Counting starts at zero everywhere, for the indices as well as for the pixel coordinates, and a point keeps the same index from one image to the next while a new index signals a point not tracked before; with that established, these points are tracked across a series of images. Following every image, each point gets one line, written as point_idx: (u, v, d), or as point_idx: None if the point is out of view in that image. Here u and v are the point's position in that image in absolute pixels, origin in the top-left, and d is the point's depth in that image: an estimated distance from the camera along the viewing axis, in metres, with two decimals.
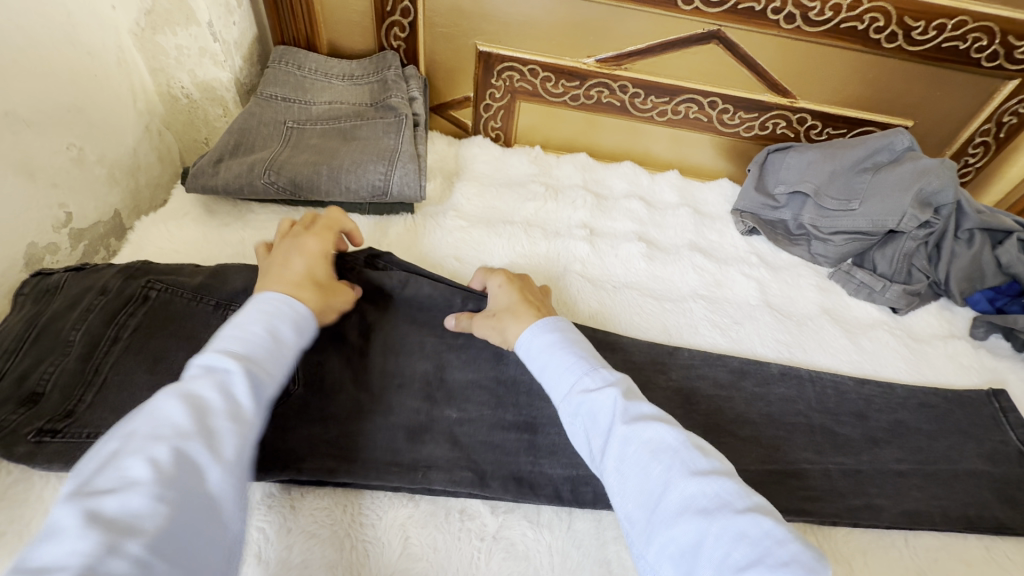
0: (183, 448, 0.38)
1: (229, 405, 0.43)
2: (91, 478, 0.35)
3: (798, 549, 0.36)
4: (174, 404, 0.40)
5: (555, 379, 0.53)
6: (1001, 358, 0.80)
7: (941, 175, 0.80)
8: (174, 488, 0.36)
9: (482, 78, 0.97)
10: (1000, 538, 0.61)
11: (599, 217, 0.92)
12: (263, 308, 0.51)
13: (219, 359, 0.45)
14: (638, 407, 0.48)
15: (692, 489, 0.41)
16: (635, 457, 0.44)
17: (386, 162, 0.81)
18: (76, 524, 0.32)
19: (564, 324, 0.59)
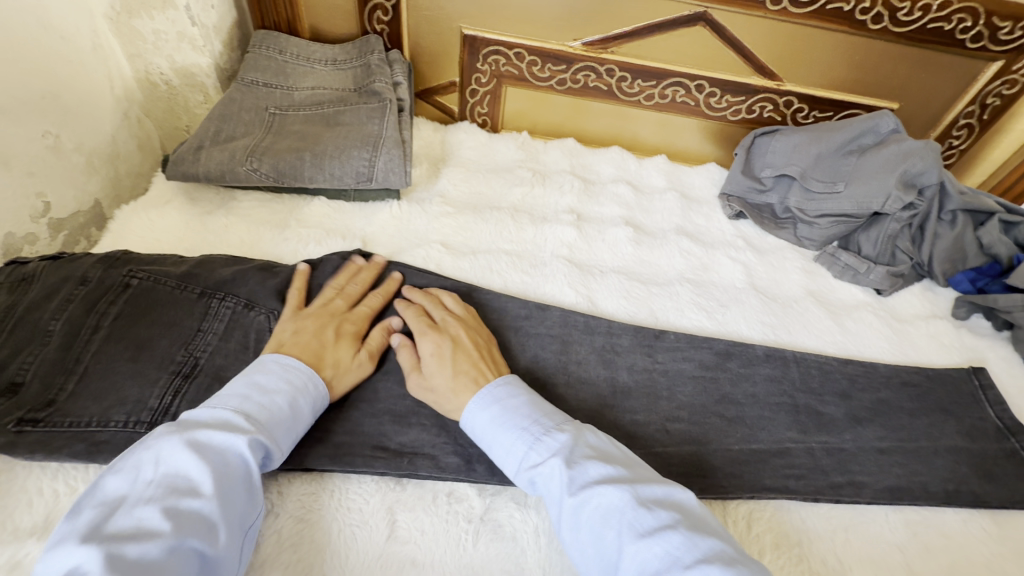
0: (196, 505, 0.41)
1: (241, 465, 0.45)
2: (111, 521, 0.39)
3: None
4: (194, 451, 0.44)
5: (504, 453, 0.52)
6: (983, 337, 0.81)
7: (924, 156, 0.80)
8: (186, 545, 0.39)
9: (468, 62, 0.96)
10: (979, 513, 0.62)
11: (586, 202, 0.91)
12: (291, 378, 0.53)
13: (240, 416, 0.48)
14: (583, 470, 0.48)
15: (644, 553, 0.41)
16: (591, 527, 0.45)
17: (370, 147, 0.80)
18: (97, 570, 0.35)
19: (496, 388, 0.56)
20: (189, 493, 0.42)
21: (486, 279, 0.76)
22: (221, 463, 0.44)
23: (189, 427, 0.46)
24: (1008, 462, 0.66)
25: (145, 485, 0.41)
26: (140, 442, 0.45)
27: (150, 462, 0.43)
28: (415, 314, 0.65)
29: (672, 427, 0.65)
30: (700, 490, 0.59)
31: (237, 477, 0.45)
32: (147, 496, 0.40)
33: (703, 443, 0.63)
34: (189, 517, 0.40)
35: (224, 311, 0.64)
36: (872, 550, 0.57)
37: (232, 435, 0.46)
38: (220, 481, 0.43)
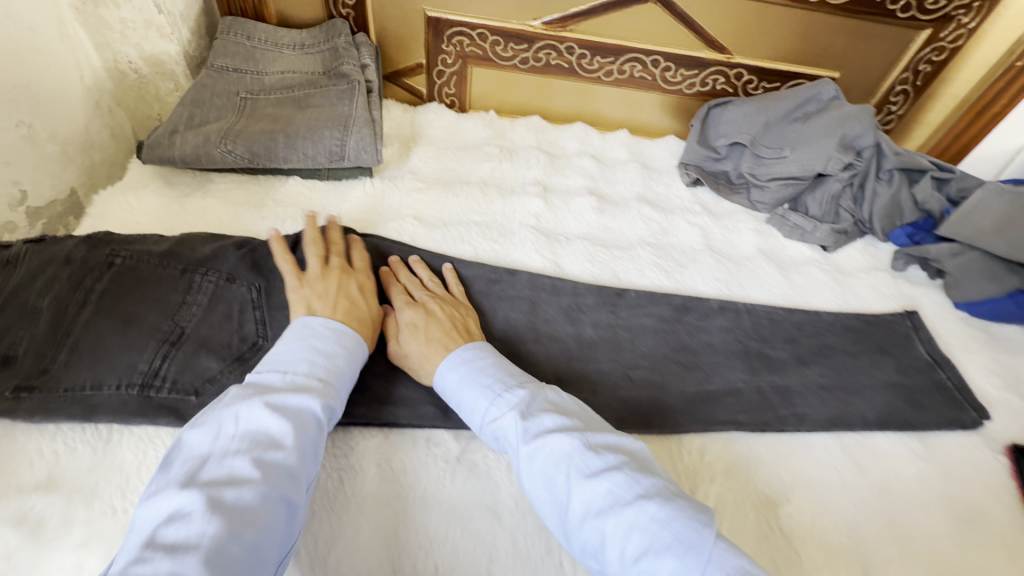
0: (280, 456, 0.45)
1: (314, 423, 0.49)
2: (204, 470, 0.42)
3: (681, 526, 0.41)
4: (271, 410, 0.47)
5: (469, 410, 0.56)
6: (917, 285, 0.88)
7: (861, 120, 0.87)
8: (276, 491, 0.43)
9: (433, 44, 0.99)
10: (908, 437, 0.69)
11: (552, 175, 0.96)
12: (344, 342, 0.58)
13: (307, 378, 0.52)
14: (537, 421, 0.51)
15: (589, 493, 0.44)
16: (543, 474, 0.48)
17: (341, 127, 0.83)
18: (201, 510, 0.39)
19: (465, 351, 0.60)
20: (271, 446, 0.45)
21: (458, 248, 0.81)
22: (297, 420, 0.48)
23: (265, 389, 0.50)
24: (935, 392, 0.73)
25: (228, 439, 0.45)
26: (217, 401, 0.48)
27: (231, 419, 0.46)
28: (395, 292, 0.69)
29: (634, 373, 0.70)
30: (658, 427, 0.65)
31: (311, 433, 0.48)
32: (233, 448, 0.44)
33: (662, 387, 0.69)
34: (274, 467, 0.44)
35: (206, 285, 0.67)
36: (812, 472, 0.64)
37: (304, 396, 0.50)
38: (299, 435, 0.47)
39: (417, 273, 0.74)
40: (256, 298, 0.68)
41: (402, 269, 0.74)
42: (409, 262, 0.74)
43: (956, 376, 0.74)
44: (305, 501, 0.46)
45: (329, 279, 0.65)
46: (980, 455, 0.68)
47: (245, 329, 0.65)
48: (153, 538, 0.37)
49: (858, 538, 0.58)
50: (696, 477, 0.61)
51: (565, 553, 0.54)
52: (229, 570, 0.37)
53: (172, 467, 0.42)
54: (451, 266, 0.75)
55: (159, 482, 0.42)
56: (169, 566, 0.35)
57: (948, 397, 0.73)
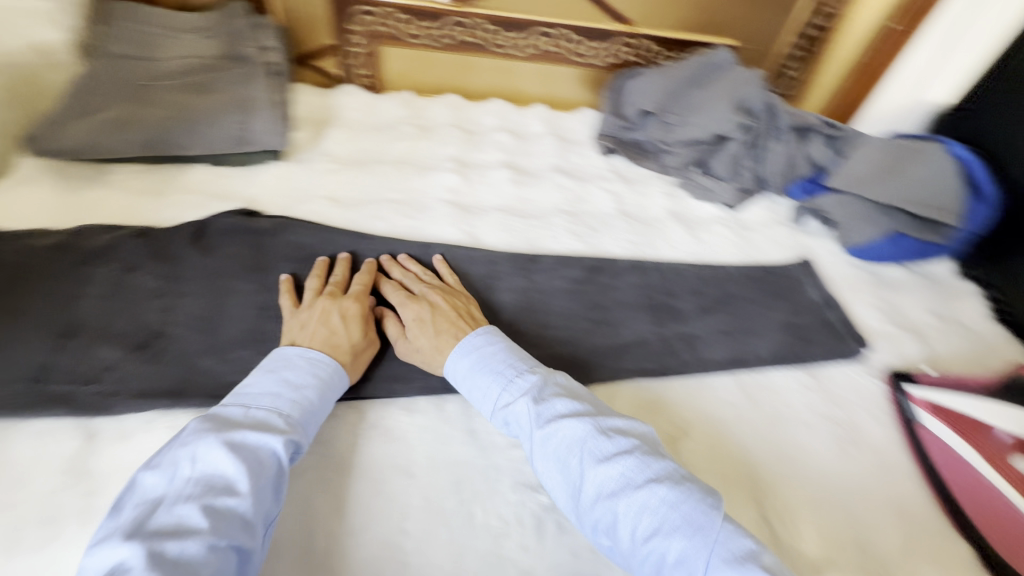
0: (232, 502, 0.44)
1: (273, 464, 0.49)
2: (153, 518, 0.42)
3: (689, 507, 0.45)
4: (226, 451, 0.47)
5: (479, 396, 0.58)
6: (813, 236, 0.95)
7: (751, 84, 0.93)
8: (225, 540, 0.42)
9: (339, 24, 0.98)
10: (799, 370, 0.75)
11: (469, 150, 0.97)
12: (318, 372, 0.58)
13: (271, 417, 0.52)
14: (550, 406, 0.54)
15: (603, 476, 0.48)
16: (557, 456, 0.51)
17: (242, 112, 0.82)
18: (143, 562, 0.39)
19: (474, 338, 0.62)
20: (225, 491, 0.45)
21: (372, 225, 0.81)
22: (255, 461, 0.47)
23: (226, 427, 0.49)
24: (823, 329, 0.80)
25: (182, 482, 0.45)
26: (177, 439, 0.48)
27: (187, 461, 0.46)
28: (393, 289, 0.70)
29: (546, 333, 0.74)
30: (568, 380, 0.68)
31: (270, 475, 0.48)
32: (185, 493, 0.44)
33: (573, 342, 0.73)
34: (226, 514, 0.44)
35: (106, 277, 0.66)
36: (711, 410, 0.69)
37: (264, 435, 0.49)
38: (254, 479, 0.46)
39: (409, 268, 0.75)
40: (158, 286, 0.67)
41: (394, 265, 0.74)
42: (399, 259, 0.75)
43: (840, 314, 0.82)
44: (259, 548, 0.46)
45: (316, 308, 0.65)
46: (860, 381, 0.75)
47: (147, 318, 0.64)
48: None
49: (749, 460, 0.65)
50: None
51: (476, 502, 0.57)
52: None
53: (122, 512, 0.43)
54: (441, 258, 0.76)
55: (109, 526, 0.42)
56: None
57: (833, 332, 0.80)
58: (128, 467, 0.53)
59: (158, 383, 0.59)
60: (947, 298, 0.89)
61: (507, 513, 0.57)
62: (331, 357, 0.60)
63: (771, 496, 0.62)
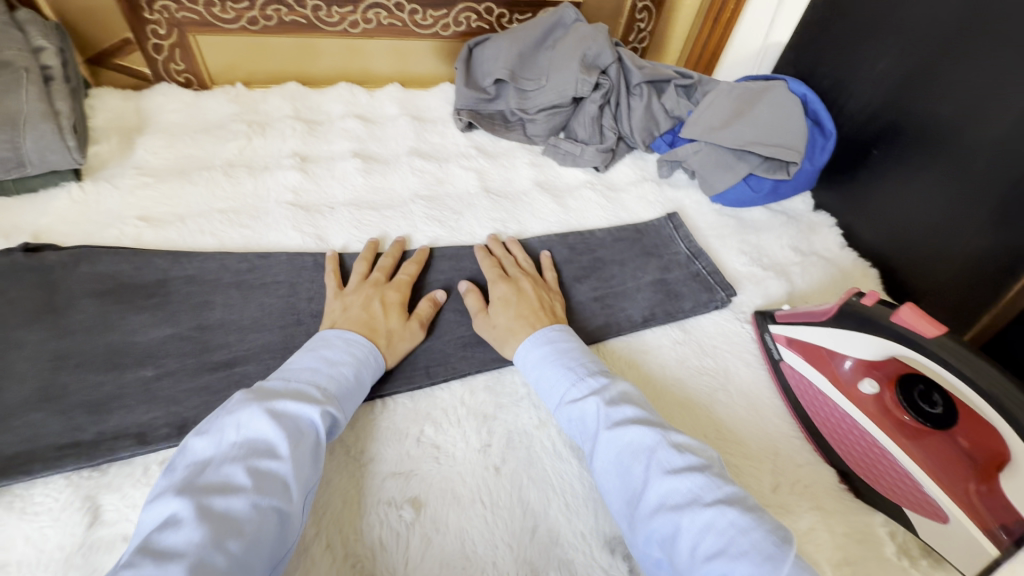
0: (276, 465, 0.43)
1: (312, 433, 0.47)
2: (202, 476, 0.41)
3: (760, 536, 0.40)
4: (267, 414, 0.45)
5: (548, 389, 0.57)
6: (680, 188, 0.96)
7: (596, 39, 0.90)
8: (270, 500, 0.41)
9: (131, 14, 0.84)
10: (670, 326, 0.75)
11: (313, 143, 0.88)
12: (353, 352, 0.56)
13: (312, 389, 0.50)
14: (622, 411, 0.51)
15: (670, 488, 0.45)
16: (618, 460, 0.48)
17: (8, 130, 0.68)
18: (191, 517, 0.37)
19: (553, 330, 0.62)
20: (268, 454, 0.43)
21: (197, 242, 0.72)
22: (296, 428, 0.46)
23: (267, 395, 0.48)
24: (693, 281, 0.80)
25: (229, 445, 0.43)
26: (224, 405, 0.46)
27: (232, 424, 0.44)
28: (491, 265, 0.72)
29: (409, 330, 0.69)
30: (432, 378, 0.64)
31: (310, 443, 0.46)
32: (232, 455, 0.42)
33: (437, 336, 0.68)
34: (269, 476, 0.42)
35: None
36: None
37: (302, 401, 0.48)
38: (297, 445, 0.44)
39: (513, 253, 0.76)
40: None
41: (500, 246, 0.77)
42: (509, 241, 0.77)
43: (709, 263, 0.82)
44: (301, 514, 0.44)
45: (360, 294, 0.65)
46: (729, 325, 0.77)
47: None
48: (145, 541, 0.36)
49: None
50: (470, 417, 0.62)
51: (330, 533, 0.51)
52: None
53: (175, 470, 0.42)
54: (547, 254, 0.77)
55: (161, 484, 0.41)
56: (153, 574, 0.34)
57: (702, 283, 0.80)
58: None
59: None
60: (807, 231, 0.93)
61: (366, 538, 0.52)
62: (364, 339, 0.59)
63: None
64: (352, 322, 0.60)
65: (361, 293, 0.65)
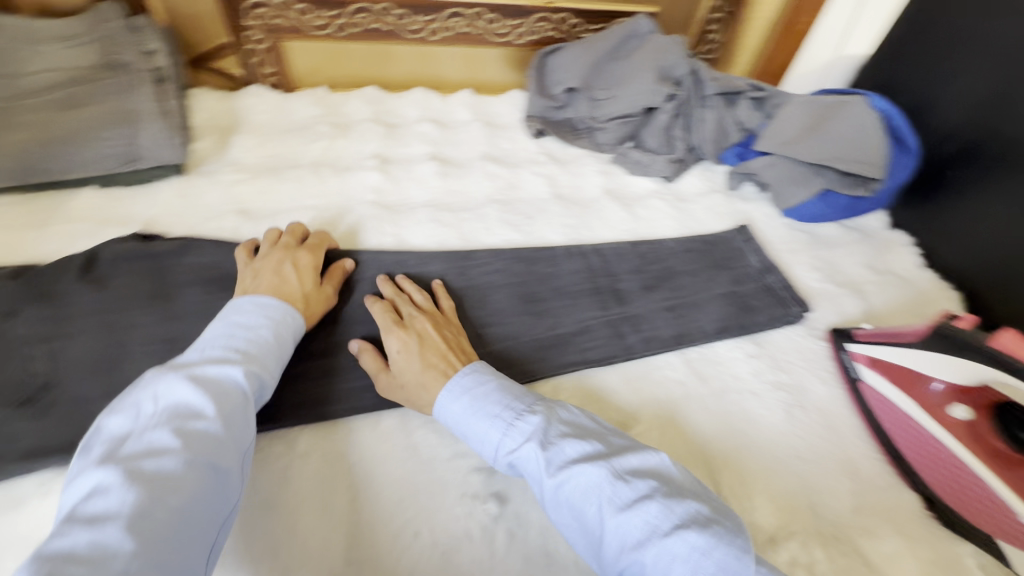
0: (204, 424, 0.42)
1: (238, 391, 0.47)
2: (123, 446, 0.39)
3: (723, 556, 0.38)
4: (186, 380, 0.44)
5: (479, 443, 0.52)
6: (749, 201, 0.95)
7: (673, 51, 0.91)
8: (203, 457, 0.40)
9: (233, 20, 0.90)
10: (744, 340, 0.75)
11: (391, 145, 0.92)
12: (270, 315, 0.57)
13: (231, 353, 0.50)
14: (560, 450, 0.47)
15: (625, 527, 0.41)
16: (571, 505, 0.45)
17: (126, 125, 0.74)
18: (120, 481, 0.36)
19: (467, 373, 0.56)
20: (193, 415, 0.42)
21: None
22: (218, 389, 0.46)
23: (182, 366, 0.47)
24: (765, 295, 0.79)
25: (146, 417, 0.42)
26: (136, 383, 0.45)
27: (150, 398, 0.43)
28: (383, 310, 0.65)
29: (486, 330, 0.70)
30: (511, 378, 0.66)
31: (235, 401, 0.46)
32: (154, 422, 0.41)
33: (514, 338, 0.70)
34: (199, 435, 0.41)
35: None
36: (658, 388, 0.68)
37: (221, 365, 0.47)
38: (222, 403, 0.44)
39: (404, 289, 0.69)
40: (42, 330, 0.60)
41: (391, 285, 0.69)
42: (396, 278, 0.70)
43: (782, 278, 0.81)
44: (238, 469, 0.44)
45: (273, 258, 0.65)
46: (805, 342, 0.76)
47: (32, 368, 0.57)
48: (70, 514, 0.35)
49: (699, 437, 0.64)
50: None
51: (422, 521, 0.54)
52: (155, 536, 0.35)
53: (89, 450, 0.40)
54: (440, 284, 0.71)
55: (77, 467, 0.39)
56: (88, 537, 0.33)
57: (775, 297, 0.79)
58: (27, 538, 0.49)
59: (52, 439, 0.54)
60: (882, 249, 0.91)
61: (453, 528, 0.54)
62: (278, 302, 0.59)
63: (725, 471, 0.61)
64: (265, 286, 0.60)
65: (274, 258, 0.65)
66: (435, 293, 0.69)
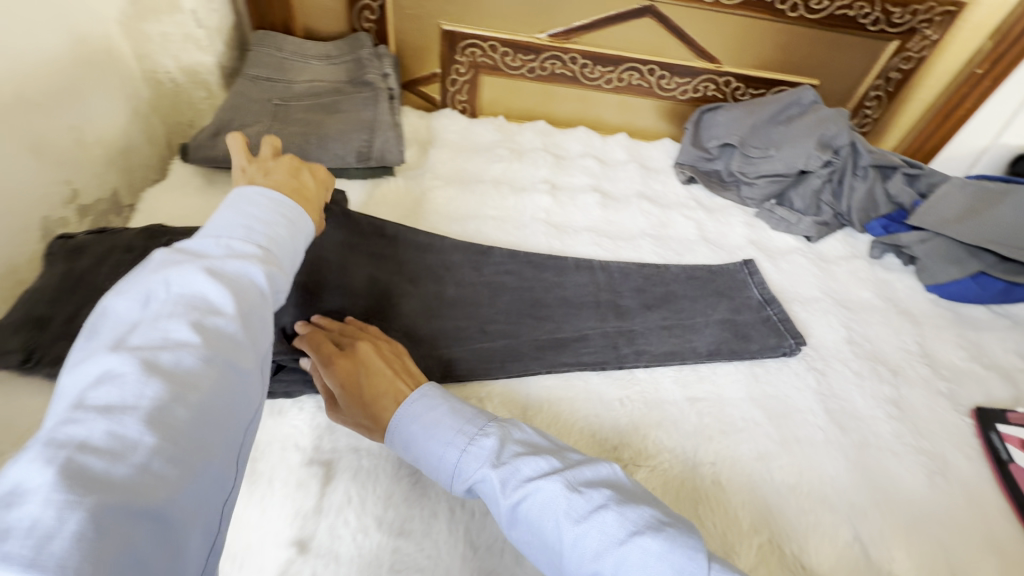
0: (223, 322, 0.39)
1: (258, 288, 0.43)
2: (137, 335, 0.37)
3: (677, 557, 0.41)
4: (203, 274, 0.41)
5: (435, 470, 0.53)
6: (892, 271, 0.98)
7: (836, 122, 0.98)
8: (223, 356, 0.38)
9: (448, 56, 1.08)
10: (888, 404, 0.77)
11: (559, 174, 1.04)
12: (284, 212, 0.51)
13: (252, 247, 0.45)
14: (515, 469, 0.48)
15: (582, 539, 0.43)
16: (529, 522, 0.46)
17: (368, 132, 0.91)
18: (135, 372, 0.34)
19: (412, 406, 0.56)
20: (213, 311, 0.39)
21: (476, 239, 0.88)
22: (238, 285, 0.42)
23: (199, 257, 0.43)
24: (762, 326, 0.83)
25: (162, 306, 0.39)
26: (147, 270, 0.42)
27: (164, 287, 0.40)
28: (313, 348, 0.62)
29: (643, 345, 0.78)
30: (665, 392, 0.73)
31: (255, 300, 0.43)
32: (168, 312, 0.38)
33: (670, 358, 0.77)
34: (218, 333, 0.39)
35: None
36: (802, 429, 0.72)
37: (239, 259, 0.43)
38: (242, 299, 0.41)
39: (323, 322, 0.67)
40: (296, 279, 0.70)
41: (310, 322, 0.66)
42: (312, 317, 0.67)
43: (781, 310, 0.84)
44: (258, 372, 0.42)
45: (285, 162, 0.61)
46: (949, 416, 0.77)
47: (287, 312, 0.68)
48: (80, 402, 0.33)
49: (839, 489, 0.67)
50: (699, 436, 0.69)
51: None
52: (176, 435, 0.33)
53: (101, 336, 0.37)
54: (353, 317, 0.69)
55: (88, 350, 0.37)
56: (105, 428, 0.32)
57: (773, 329, 0.82)
58: (283, 438, 0.61)
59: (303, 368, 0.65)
60: None
61: None
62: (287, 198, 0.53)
63: (864, 522, 0.64)
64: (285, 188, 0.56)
65: (286, 165, 0.61)
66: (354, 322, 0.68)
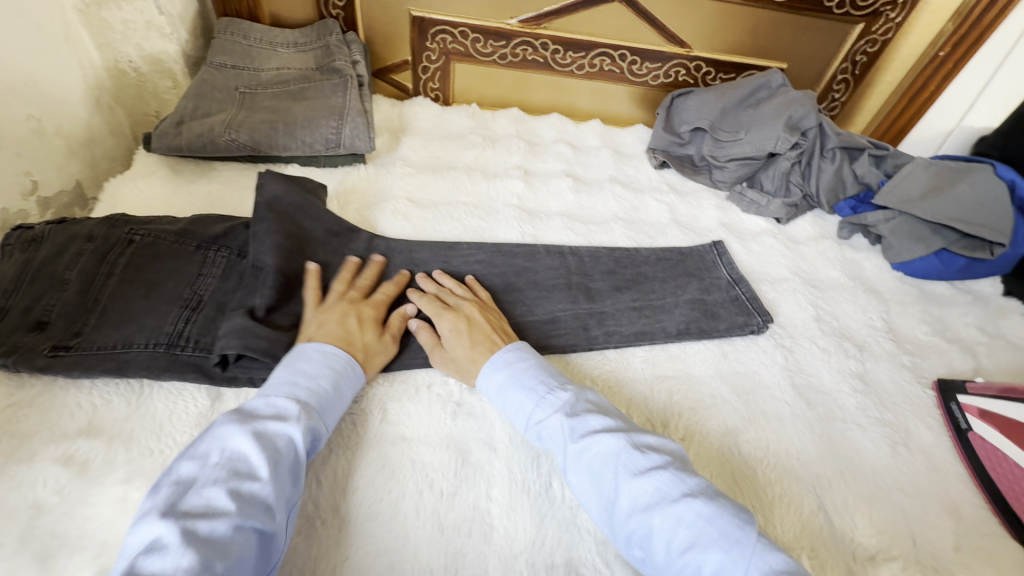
0: (257, 486, 0.45)
1: (292, 452, 0.49)
2: (185, 500, 0.43)
3: (723, 521, 0.46)
4: (249, 438, 0.47)
5: (513, 412, 0.60)
6: (860, 251, 1.00)
7: (804, 104, 0.99)
8: (252, 521, 0.43)
9: (418, 42, 1.07)
10: (852, 378, 0.79)
11: (532, 160, 1.04)
12: (332, 364, 0.60)
13: (293, 407, 0.53)
14: (584, 421, 0.55)
15: (637, 490, 0.49)
16: (591, 470, 0.52)
17: (336, 118, 0.90)
18: (177, 543, 0.39)
19: (507, 354, 0.65)
20: (249, 475, 0.45)
21: (446, 225, 0.88)
22: (274, 448, 0.48)
23: (250, 419, 0.50)
24: (732, 304, 0.84)
25: (211, 469, 0.45)
26: (206, 432, 0.49)
27: (216, 449, 0.47)
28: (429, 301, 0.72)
29: (614, 326, 0.78)
30: (634, 370, 0.74)
31: (288, 462, 0.49)
32: (213, 477, 0.44)
33: (639, 337, 0.77)
34: (250, 497, 0.44)
35: (220, 259, 0.73)
36: (771, 404, 0.73)
37: (279, 423, 0.50)
38: (275, 465, 0.47)
39: (443, 283, 0.77)
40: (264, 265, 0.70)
41: (432, 282, 0.76)
42: (434, 275, 0.78)
43: (749, 290, 0.86)
44: (282, 533, 0.46)
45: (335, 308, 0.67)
46: (912, 388, 0.79)
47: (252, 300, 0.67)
48: (130, 568, 0.37)
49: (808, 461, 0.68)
50: (668, 413, 0.69)
51: (554, 475, 0.62)
52: None
53: (159, 494, 0.43)
54: (474, 278, 0.78)
55: (145, 507, 0.43)
56: None
57: (740, 307, 0.84)
58: None
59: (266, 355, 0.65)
60: (994, 315, 0.92)
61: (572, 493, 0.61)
62: (341, 349, 0.62)
63: (829, 492, 0.65)
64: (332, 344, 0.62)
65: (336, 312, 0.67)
66: (471, 286, 0.77)
